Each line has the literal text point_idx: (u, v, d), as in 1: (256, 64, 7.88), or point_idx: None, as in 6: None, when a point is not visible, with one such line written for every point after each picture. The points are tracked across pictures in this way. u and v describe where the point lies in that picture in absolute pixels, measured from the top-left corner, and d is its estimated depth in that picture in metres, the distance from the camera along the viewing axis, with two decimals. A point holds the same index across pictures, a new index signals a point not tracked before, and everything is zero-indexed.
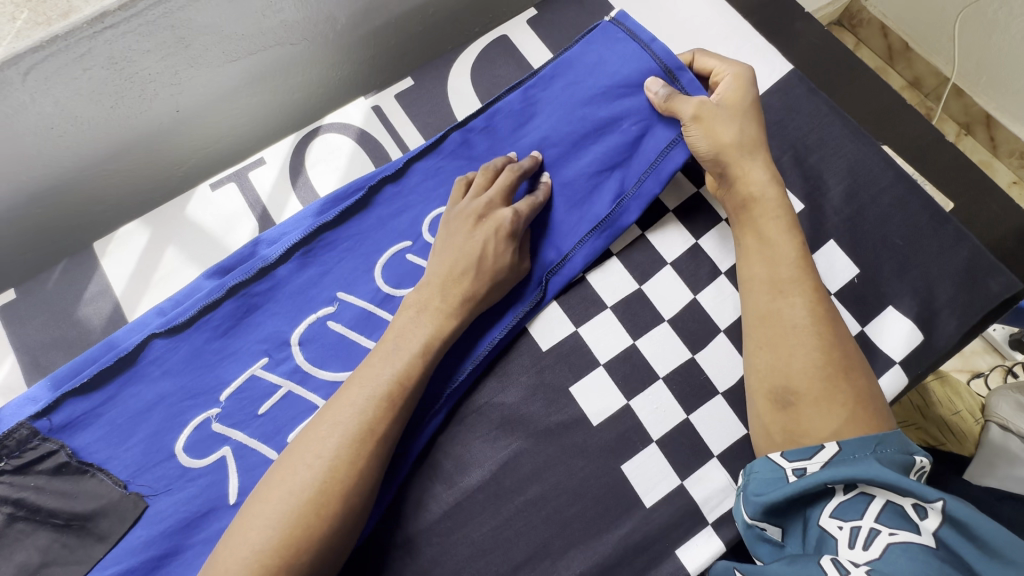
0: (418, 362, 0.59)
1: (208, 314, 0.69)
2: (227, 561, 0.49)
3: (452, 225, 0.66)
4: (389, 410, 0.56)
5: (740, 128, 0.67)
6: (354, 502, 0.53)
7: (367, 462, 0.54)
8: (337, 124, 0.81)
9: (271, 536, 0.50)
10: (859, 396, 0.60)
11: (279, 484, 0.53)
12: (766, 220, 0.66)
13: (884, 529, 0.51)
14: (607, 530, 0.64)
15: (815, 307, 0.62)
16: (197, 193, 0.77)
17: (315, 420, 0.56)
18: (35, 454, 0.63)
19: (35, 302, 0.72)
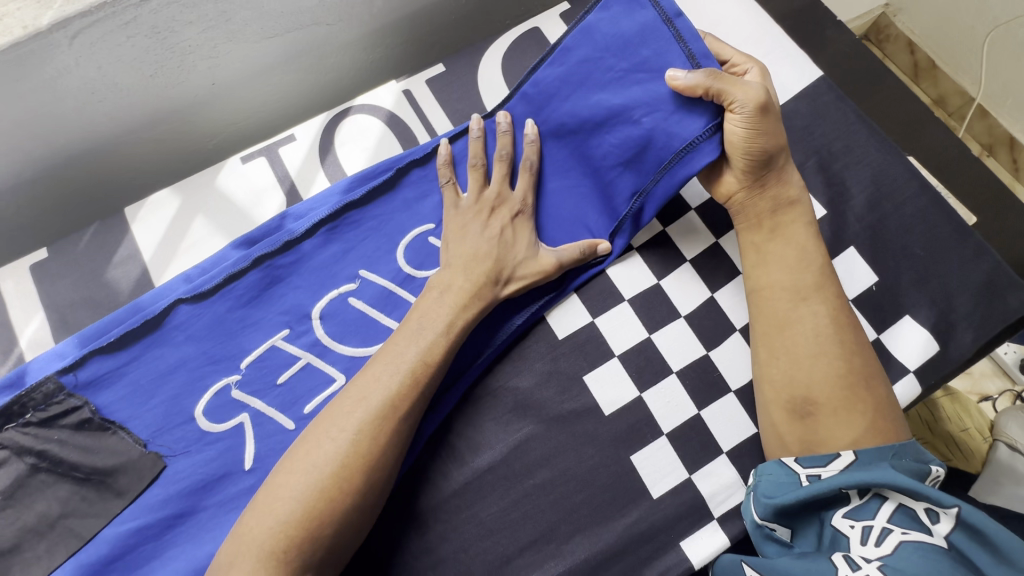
0: (439, 335, 0.60)
1: (233, 283, 0.70)
2: (253, 531, 0.51)
3: (465, 216, 0.68)
4: (411, 386, 0.57)
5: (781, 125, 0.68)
6: (377, 476, 0.54)
7: (391, 435, 0.55)
8: (368, 106, 0.82)
9: (297, 506, 0.51)
10: (881, 402, 0.61)
11: (304, 457, 0.53)
12: (799, 224, 0.67)
13: (896, 528, 0.53)
14: (613, 518, 0.65)
15: (837, 316, 0.64)
16: (228, 165, 0.78)
17: (341, 396, 0.57)
18: (60, 409, 0.65)
19: (66, 262, 0.74)
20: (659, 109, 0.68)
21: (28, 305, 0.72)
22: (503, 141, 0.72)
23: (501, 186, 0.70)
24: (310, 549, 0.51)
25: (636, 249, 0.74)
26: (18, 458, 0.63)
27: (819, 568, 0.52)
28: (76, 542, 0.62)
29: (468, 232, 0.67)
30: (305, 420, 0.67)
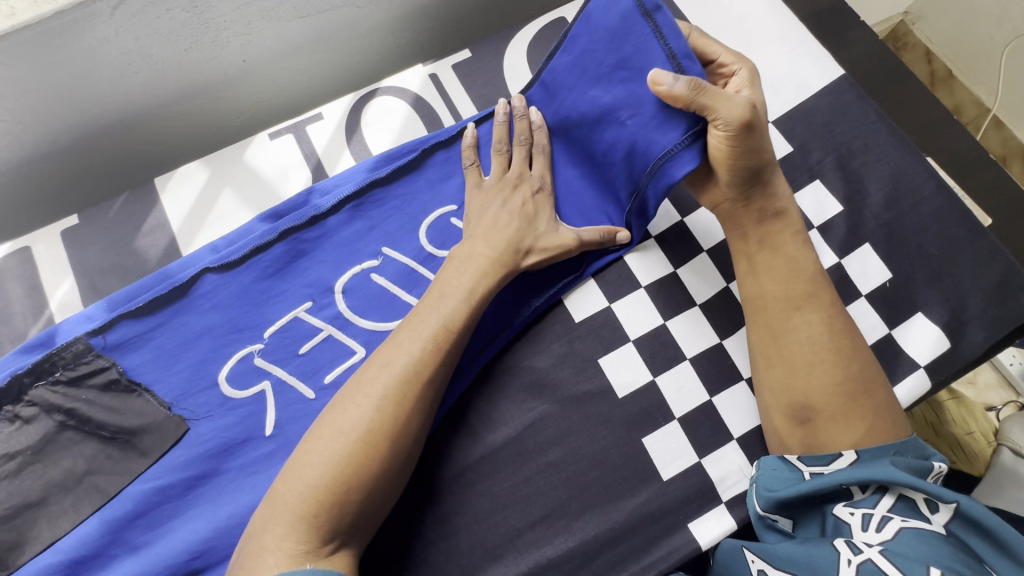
0: (459, 308, 0.61)
1: (259, 255, 0.72)
2: (288, 492, 0.52)
3: (487, 192, 0.70)
4: (433, 351, 0.59)
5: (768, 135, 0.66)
6: (401, 443, 0.56)
7: (416, 400, 0.57)
8: (394, 88, 0.83)
9: (328, 471, 0.52)
10: (879, 405, 0.61)
11: (334, 425, 0.55)
12: (793, 230, 0.68)
13: (896, 517, 0.54)
14: (623, 498, 0.66)
15: (834, 318, 0.64)
16: (256, 140, 0.79)
17: (365, 366, 0.58)
18: (88, 369, 0.67)
19: (96, 229, 0.75)
20: (642, 111, 0.66)
21: (59, 269, 0.73)
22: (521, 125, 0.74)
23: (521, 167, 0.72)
24: (341, 514, 0.52)
25: (653, 237, 0.76)
26: (47, 415, 0.65)
27: (820, 553, 0.54)
28: (101, 498, 0.64)
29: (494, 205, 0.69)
30: (325, 390, 0.69)
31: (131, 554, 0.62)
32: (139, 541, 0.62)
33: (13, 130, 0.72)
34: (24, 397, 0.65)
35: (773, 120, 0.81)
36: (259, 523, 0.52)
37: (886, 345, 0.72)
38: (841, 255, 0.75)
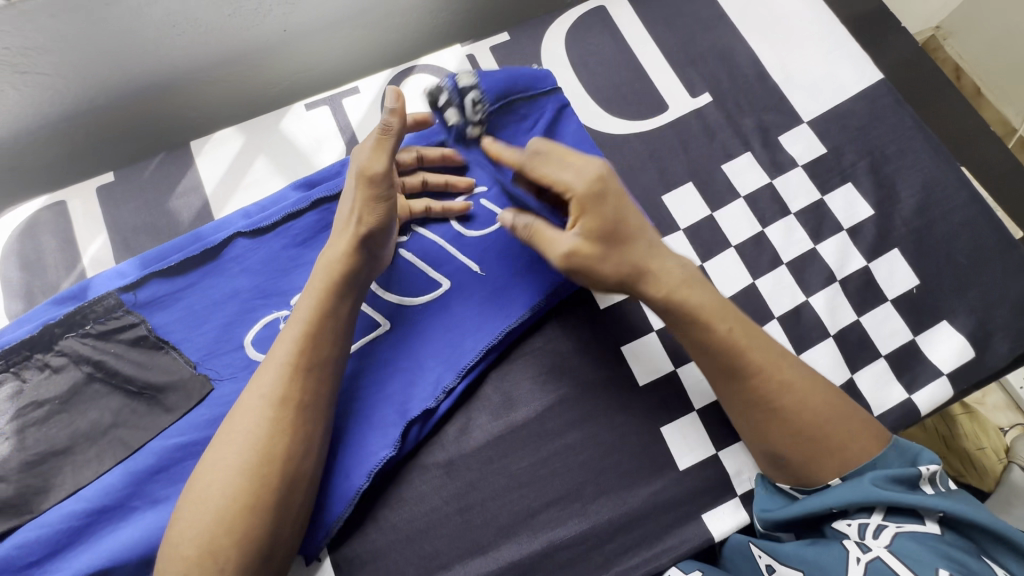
0: (300, 329, 0.59)
1: (291, 222, 0.73)
2: (172, 539, 0.52)
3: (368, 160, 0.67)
4: (289, 372, 0.57)
5: (621, 260, 0.60)
6: (271, 475, 0.54)
7: (280, 426, 0.56)
8: (432, 66, 0.83)
9: (192, 523, 0.52)
10: (834, 446, 0.58)
11: (207, 469, 0.55)
12: (707, 296, 0.62)
13: (890, 524, 0.55)
14: (639, 484, 0.66)
15: (759, 379, 0.59)
16: (293, 110, 0.80)
17: (231, 417, 0.57)
18: (118, 324, 0.68)
19: (130, 187, 0.76)
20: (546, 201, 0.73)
21: (93, 225, 0.74)
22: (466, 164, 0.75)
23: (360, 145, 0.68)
24: (219, 561, 0.51)
25: (681, 229, 0.76)
26: (75, 366, 0.66)
27: (831, 552, 0.55)
28: (124, 450, 0.65)
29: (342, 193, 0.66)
30: None
31: (151, 507, 0.63)
32: (160, 494, 0.63)
33: (55, 84, 0.73)
34: (55, 347, 0.66)
35: (809, 120, 0.81)
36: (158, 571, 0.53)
37: (910, 351, 0.72)
38: (870, 258, 0.75)
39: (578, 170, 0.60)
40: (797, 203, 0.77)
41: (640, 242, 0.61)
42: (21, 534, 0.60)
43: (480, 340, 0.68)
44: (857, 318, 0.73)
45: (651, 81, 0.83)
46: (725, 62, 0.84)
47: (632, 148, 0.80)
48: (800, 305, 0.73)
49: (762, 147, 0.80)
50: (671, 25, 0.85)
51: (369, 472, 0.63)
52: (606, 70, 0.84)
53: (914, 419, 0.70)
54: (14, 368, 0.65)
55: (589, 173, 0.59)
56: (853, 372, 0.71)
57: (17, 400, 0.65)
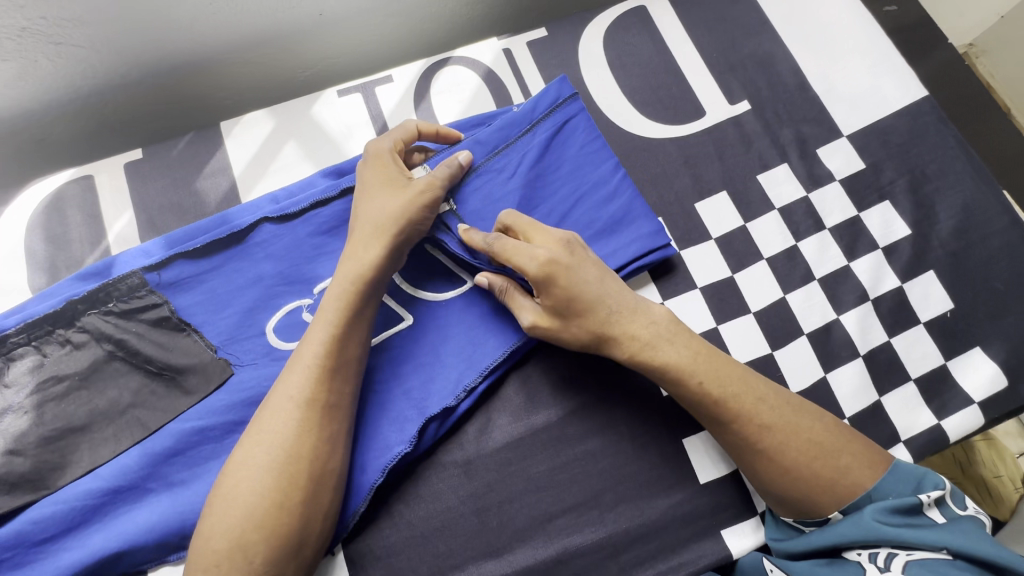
0: (327, 329, 0.59)
1: (319, 210, 0.72)
2: (201, 534, 0.52)
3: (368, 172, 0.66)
4: (315, 373, 0.57)
5: (583, 330, 0.61)
6: (301, 473, 0.54)
7: (307, 427, 0.55)
8: (467, 59, 0.82)
9: (223, 519, 0.52)
10: (827, 481, 0.57)
11: (235, 465, 0.54)
12: (680, 340, 0.61)
13: (901, 551, 0.53)
14: (658, 495, 0.65)
15: (738, 425, 0.58)
16: (325, 95, 0.79)
17: (256, 418, 0.56)
18: (141, 303, 0.67)
19: (158, 166, 0.75)
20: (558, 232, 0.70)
21: (119, 201, 0.74)
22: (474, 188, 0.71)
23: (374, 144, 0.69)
24: (248, 556, 0.51)
25: (712, 239, 0.75)
26: (96, 343, 0.65)
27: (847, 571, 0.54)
28: (142, 431, 0.64)
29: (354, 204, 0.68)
30: None
31: (167, 490, 0.62)
32: (176, 478, 0.63)
33: (87, 57, 0.73)
34: (77, 323, 0.66)
35: (848, 133, 0.79)
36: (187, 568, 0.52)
37: (940, 376, 0.70)
38: (904, 279, 0.74)
39: (532, 253, 0.60)
40: (832, 218, 0.76)
41: (601, 310, 0.61)
42: (37, 509, 0.60)
43: (500, 344, 0.67)
44: (888, 339, 0.71)
45: (690, 85, 0.81)
46: (765, 70, 0.82)
47: (666, 152, 0.78)
48: (831, 323, 0.72)
49: (799, 159, 0.78)
50: (712, 29, 0.84)
51: (385, 466, 0.62)
52: (644, 71, 0.82)
53: (941, 445, 0.68)
54: (36, 342, 0.65)
55: (542, 256, 0.60)
56: (882, 394, 0.69)
57: (37, 374, 0.64)
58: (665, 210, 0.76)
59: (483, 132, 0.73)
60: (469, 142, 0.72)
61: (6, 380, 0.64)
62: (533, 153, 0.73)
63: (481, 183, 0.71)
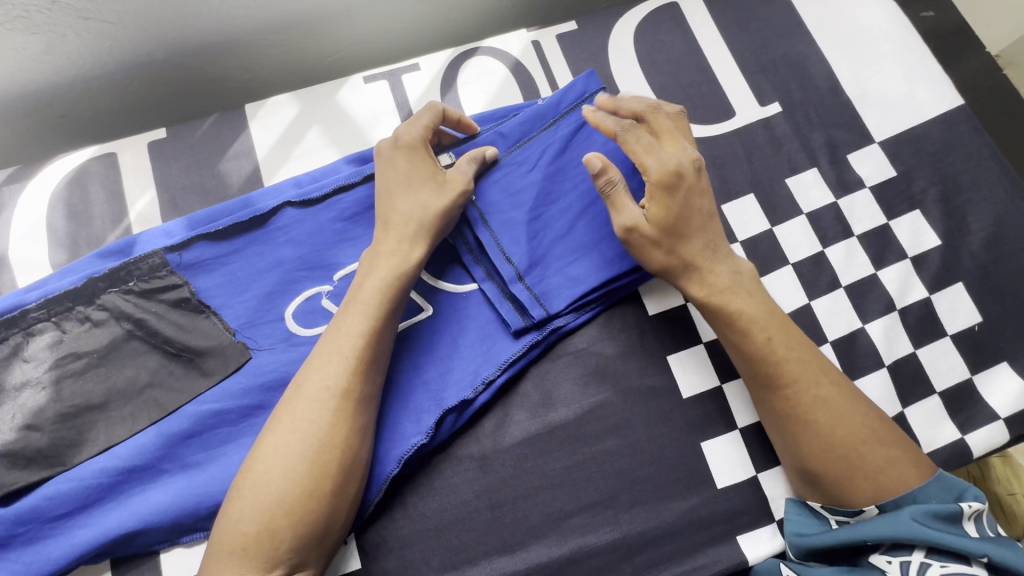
0: (368, 320, 0.59)
1: (341, 195, 0.71)
2: (228, 515, 0.53)
3: (398, 159, 0.65)
4: (353, 363, 0.57)
5: (678, 248, 0.64)
6: (332, 463, 0.54)
7: (341, 418, 0.55)
8: (495, 50, 0.81)
9: (251, 503, 0.52)
10: (869, 469, 0.58)
11: (265, 450, 0.54)
12: (757, 297, 0.64)
13: (935, 563, 0.54)
14: (675, 498, 0.65)
15: (794, 389, 0.60)
16: (351, 81, 0.78)
17: (289, 402, 0.56)
18: (161, 284, 0.67)
19: (181, 145, 0.75)
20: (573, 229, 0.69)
21: (142, 180, 0.73)
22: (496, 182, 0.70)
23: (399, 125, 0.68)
24: (276, 542, 0.51)
25: (738, 241, 0.74)
26: (115, 322, 0.65)
27: None
28: (159, 412, 0.64)
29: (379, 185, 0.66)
30: None
31: (182, 471, 0.62)
32: (191, 460, 0.63)
33: (115, 33, 0.72)
34: (97, 300, 0.65)
35: (880, 140, 0.78)
36: (208, 546, 0.53)
37: (965, 390, 0.70)
38: (932, 290, 0.72)
39: (660, 157, 0.64)
40: (860, 226, 0.75)
41: (696, 241, 0.64)
42: (51, 486, 0.60)
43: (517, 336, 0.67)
44: (914, 350, 0.70)
45: (720, 84, 0.80)
46: (797, 72, 0.80)
47: (695, 151, 0.77)
48: (856, 331, 0.71)
49: (829, 164, 0.77)
50: (745, 29, 0.82)
51: (402, 457, 0.61)
52: (674, 69, 0.80)
53: (964, 460, 0.67)
54: (54, 318, 0.65)
55: (670, 163, 0.64)
56: (905, 406, 0.68)
57: (56, 350, 0.64)
58: None
59: (507, 124, 0.72)
60: (492, 133, 0.72)
61: (25, 355, 0.64)
62: (555, 146, 0.71)
63: (501, 175, 0.71)
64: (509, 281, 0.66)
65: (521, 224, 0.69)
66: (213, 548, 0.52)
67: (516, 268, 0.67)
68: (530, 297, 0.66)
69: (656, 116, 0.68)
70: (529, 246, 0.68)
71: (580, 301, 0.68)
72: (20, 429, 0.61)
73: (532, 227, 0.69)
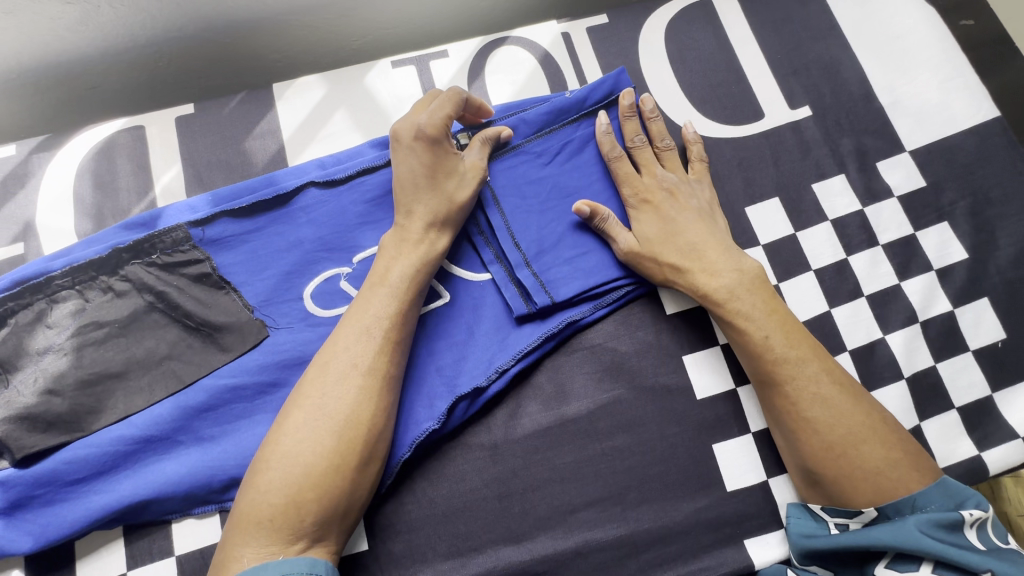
0: (397, 304, 0.60)
1: (364, 178, 0.71)
2: (256, 486, 0.53)
3: (418, 148, 0.64)
4: (382, 343, 0.58)
5: (668, 253, 0.66)
6: (359, 440, 0.55)
7: (368, 396, 0.56)
8: (525, 40, 0.80)
9: (279, 475, 0.53)
10: (869, 469, 0.58)
11: (293, 426, 0.55)
12: (759, 295, 0.64)
13: None
14: (683, 498, 0.64)
15: (792, 386, 0.61)
16: (379, 65, 0.78)
17: (312, 379, 0.57)
18: (184, 258, 0.67)
19: (208, 121, 0.75)
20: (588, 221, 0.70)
21: (168, 153, 0.74)
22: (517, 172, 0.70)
23: (418, 111, 0.66)
24: (301, 514, 0.52)
25: (760, 245, 0.73)
26: (137, 293, 0.66)
27: None
28: (176, 384, 0.64)
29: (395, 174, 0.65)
30: None
31: (196, 444, 0.63)
32: (206, 434, 0.63)
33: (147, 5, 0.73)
34: (120, 271, 0.66)
35: (911, 149, 0.76)
36: (232, 517, 0.53)
37: (984, 407, 0.69)
38: (955, 305, 0.71)
39: (637, 183, 0.70)
40: (886, 235, 0.74)
41: (686, 245, 0.67)
42: (70, 451, 0.61)
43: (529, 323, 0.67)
44: (934, 364, 0.69)
45: (751, 85, 0.79)
46: (830, 76, 0.79)
47: (720, 151, 0.76)
48: (875, 342, 0.70)
49: (858, 171, 0.76)
50: (779, 30, 0.81)
51: (414, 441, 0.62)
52: (704, 67, 0.79)
53: (979, 477, 0.67)
54: (78, 287, 0.65)
55: (642, 189, 0.69)
56: (922, 420, 0.68)
57: (78, 318, 0.65)
58: None
59: (531, 113, 0.72)
60: (515, 120, 0.71)
61: (48, 321, 0.64)
62: (575, 143, 0.72)
63: (519, 162, 0.71)
64: (516, 267, 0.67)
65: (532, 212, 0.69)
66: (239, 519, 0.52)
67: (524, 255, 0.67)
68: (535, 283, 0.66)
69: (646, 143, 0.72)
70: (539, 235, 0.69)
71: (590, 292, 0.68)
72: (41, 394, 0.62)
73: (542, 215, 0.69)
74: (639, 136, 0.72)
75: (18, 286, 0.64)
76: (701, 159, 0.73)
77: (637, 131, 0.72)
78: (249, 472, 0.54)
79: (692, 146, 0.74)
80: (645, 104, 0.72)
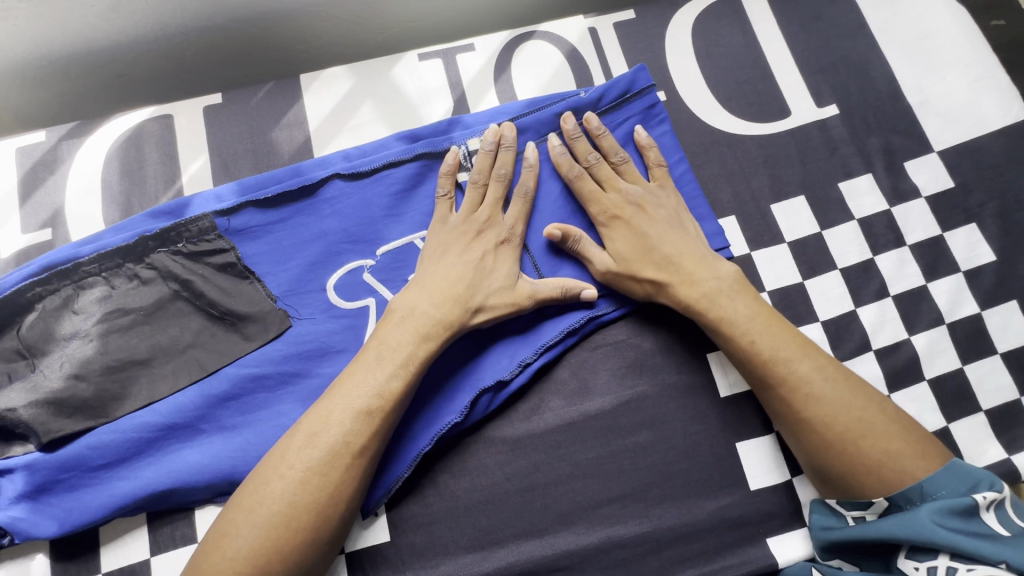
0: (398, 382, 0.58)
1: (390, 171, 0.71)
2: (222, 550, 0.52)
3: (484, 260, 0.64)
4: (377, 425, 0.56)
5: (649, 270, 0.65)
6: (330, 519, 0.54)
7: (351, 477, 0.55)
8: (552, 35, 0.80)
9: (245, 543, 0.52)
10: (871, 462, 0.57)
11: (268, 488, 0.54)
12: (742, 297, 0.63)
13: (960, 567, 0.51)
14: (706, 496, 0.64)
15: (786, 388, 0.60)
16: (405, 58, 0.78)
17: (289, 441, 0.55)
18: (208, 247, 0.67)
19: (235, 112, 0.75)
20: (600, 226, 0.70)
21: (195, 142, 0.74)
22: (529, 176, 0.68)
23: (493, 210, 0.66)
24: None
25: (785, 243, 0.72)
26: (163, 282, 0.66)
27: None
28: (200, 372, 0.64)
29: (447, 258, 0.64)
30: None
31: (219, 433, 0.63)
32: (228, 423, 0.64)
33: None
34: (146, 259, 0.66)
35: (940, 150, 0.76)
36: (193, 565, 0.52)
37: (1012, 411, 0.68)
38: (983, 306, 0.71)
39: (603, 203, 0.68)
40: (913, 236, 0.73)
41: (664, 258, 0.65)
42: (94, 437, 0.61)
43: (521, 319, 0.66)
44: (960, 367, 0.69)
45: (777, 83, 0.78)
46: (858, 74, 0.78)
47: (746, 149, 0.75)
48: (901, 342, 0.69)
49: (885, 171, 0.75)
50: (806, 28, 0.80)
51: (435, 435, 0.62)
52: (730, 63, 0.79)
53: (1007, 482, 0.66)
54: (105, 273, 0.66)
55: (609, 207, 0.68)
56: (948, 422, 0.67)
57: (104, 304, 0.65)
58: (742, 208, 0.73)
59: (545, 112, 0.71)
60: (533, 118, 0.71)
61: (75, 307, 0.65)
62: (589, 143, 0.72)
63: None
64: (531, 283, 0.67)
65: (541, 214, 0.69)
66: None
67: (534, 260, 0.68)
68: None
69: (601, 159, 0.69)
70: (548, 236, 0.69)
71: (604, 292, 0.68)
72: (68, 378, 0.62)
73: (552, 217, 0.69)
74: (592, 155, 0.69)
75: (46, 272, 0.65)
76: (659, 164, 0.70)
77: (589, 149, 0.69)
78: (215, 530, 0.54)
79: (647, 151, 0.70)
80: (590, 122, 0.70)
